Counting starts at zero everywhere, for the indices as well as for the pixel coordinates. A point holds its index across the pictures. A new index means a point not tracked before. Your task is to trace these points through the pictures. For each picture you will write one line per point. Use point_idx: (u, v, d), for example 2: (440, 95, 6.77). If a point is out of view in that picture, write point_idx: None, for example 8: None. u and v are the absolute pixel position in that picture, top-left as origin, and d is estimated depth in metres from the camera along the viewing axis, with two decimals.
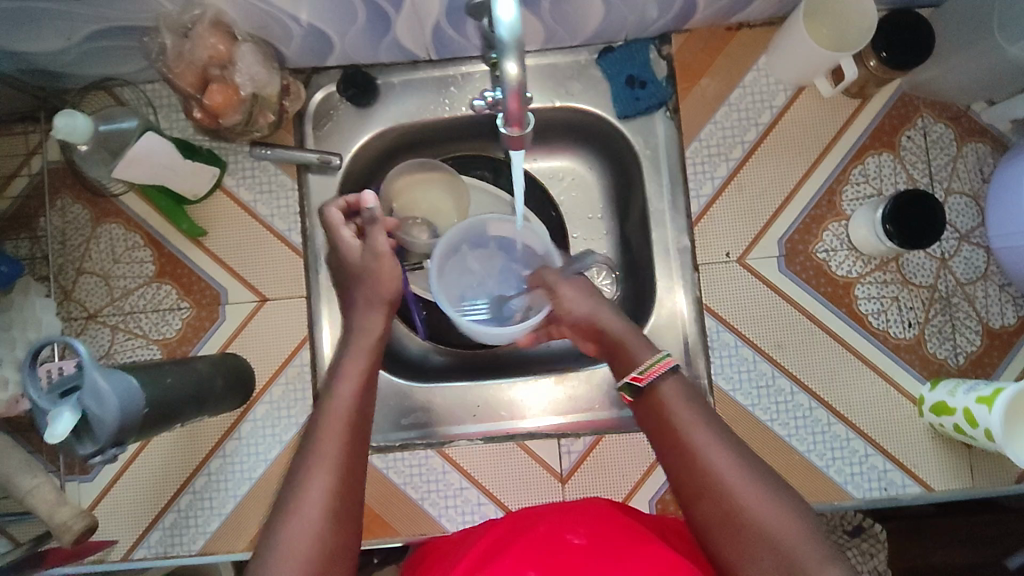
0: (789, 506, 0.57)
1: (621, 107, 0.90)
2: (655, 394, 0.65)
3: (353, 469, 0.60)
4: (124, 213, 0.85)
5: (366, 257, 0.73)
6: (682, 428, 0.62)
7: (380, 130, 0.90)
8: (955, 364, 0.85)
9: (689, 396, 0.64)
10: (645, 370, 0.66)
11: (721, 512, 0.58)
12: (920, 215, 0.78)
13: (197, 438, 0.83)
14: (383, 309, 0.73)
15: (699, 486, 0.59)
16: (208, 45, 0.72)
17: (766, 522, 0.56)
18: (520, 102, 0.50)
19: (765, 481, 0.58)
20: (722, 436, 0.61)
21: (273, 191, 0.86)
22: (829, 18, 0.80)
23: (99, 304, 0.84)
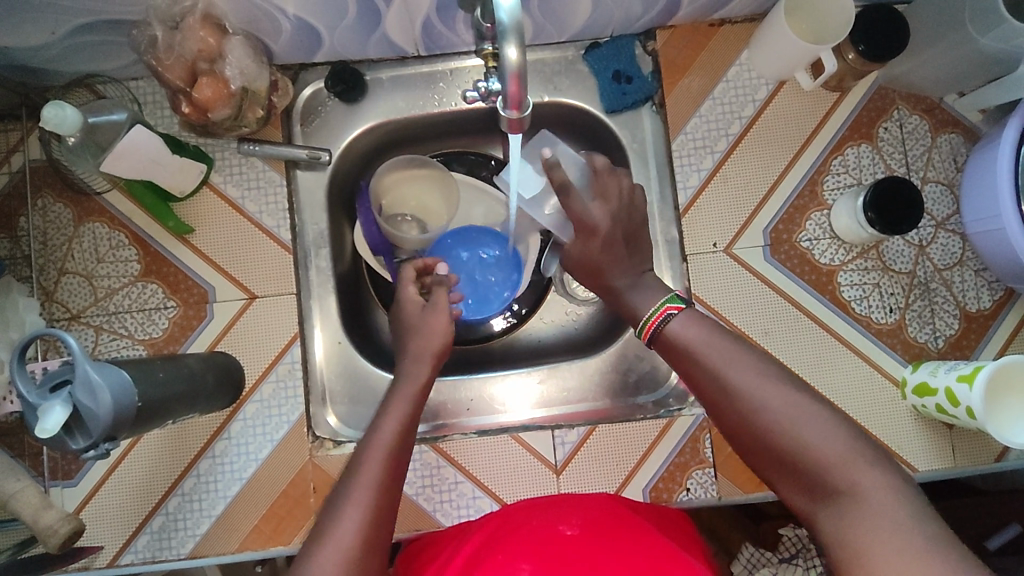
0: (815, 415, 0.56)
1: (608, 102, 0.91)
2: (670, 341, 0.66)
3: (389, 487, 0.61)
4: (107, 212, 0.84)
5: (427, 314, 0.81)
6: (700, 360, 0.62)
7: (369, 126, 0.90)
8: (936, 348, 0.87)
9: (701, 329, 0.64)
10: (645, 326, 0.68)
11: (752, 436, 0.58)
12: (900, 201, 0.80)
13: (186, 439, 0.81)
14: (430, 361, 0.76)
15: (728, 418, 0.60)
16: (198, 38, 0.71)
17: (794, 436, 0.55)
18: (520, 86, 0.50)
19: (791, 395, 0.57)
20: (743, 354, 0.61)
21: (261, 187, 0.85)
22: (804, 16, 0.83)
23: (82, 305, 0.83)
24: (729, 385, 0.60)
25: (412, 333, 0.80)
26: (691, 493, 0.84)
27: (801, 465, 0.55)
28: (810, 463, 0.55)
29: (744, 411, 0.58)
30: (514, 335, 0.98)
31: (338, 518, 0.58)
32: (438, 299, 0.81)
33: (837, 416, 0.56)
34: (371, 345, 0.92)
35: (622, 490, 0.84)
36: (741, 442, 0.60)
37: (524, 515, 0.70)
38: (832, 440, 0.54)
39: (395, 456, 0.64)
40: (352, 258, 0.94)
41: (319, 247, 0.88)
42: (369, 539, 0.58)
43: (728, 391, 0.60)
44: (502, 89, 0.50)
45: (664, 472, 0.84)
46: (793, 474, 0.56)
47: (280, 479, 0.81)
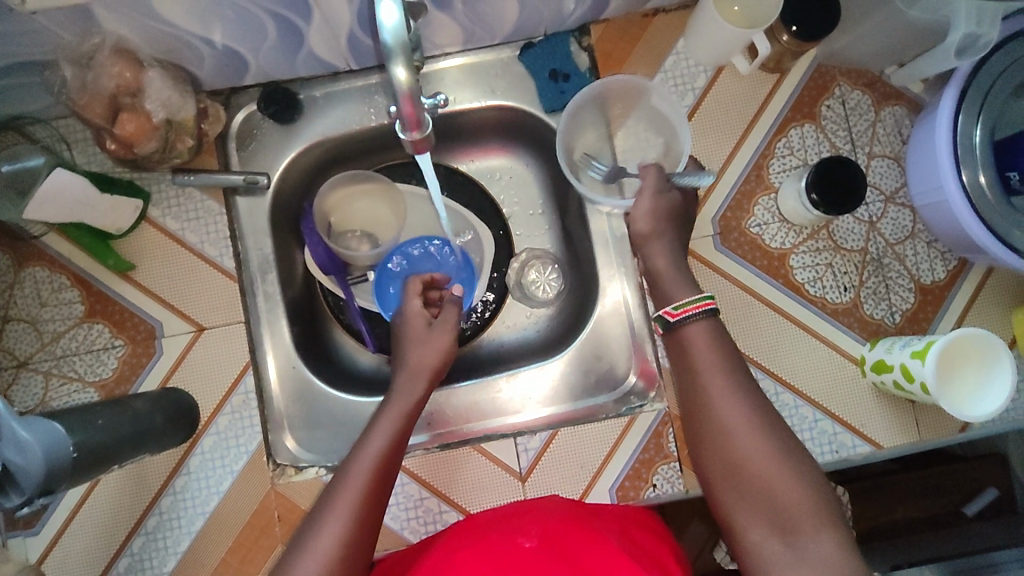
0: (792, 466, 0.59)
1: (547, 102, 0.90)
2: (687, 335, 0.67)
3: (375, 500, 0.61)
4: (46, 255, 0.83)
5: (431, 331, 0.81)
6: (699, 373, 0.65)
7: (307, 146, 0.89)
8: (892, 323, 0.87)
9: (714, 341, 0.66)
10: (678, 307, 0.68)
11: (728, 459, 0.60)
12: (843, 183, 0.79)
13: (145, 479, 0.80)
14: (427, 377, 0.77)
15: (711, 434, 0.62)
16: (113, 74, 0.70)
17: (766, 475, 0.58)
18: (415, 105, 0.50)
19: (777, 442, 0.60)
20: (736, 384, 0.63)
21: (201, 217, 0.84)
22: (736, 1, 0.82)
23: (28, 352, 0.81)
24: (718, 408, 0.62)
25: (411, 349, 0.80)
26: (658, 489, 0.84)
27: (765, 503, 0.58)
28: (773, 504, 0.58)
29: (727, 434, 0.61)
30: (473, 344, 0.97)
31: (319, 529, 0.58)
32: (441, 321, 0.82)
33: (811, 469, 0.59)
34: (328, 366, 0.91)
35: (588, 492, 0.84)
36: (711, 461, 0.62)
37: (487, 529, 0.70)
38: (802, 490, 0.57)
39: (384, 469, 0.64)
40: (303, 280, 0.93)
41: (266, 272, 0.87)
42: (350, 552, 0.58)
43: (716, 415, 0.62)
44: (398, 109, 0.50)
45: (629, 470, 0.84)
46: (753, 509, 0.59)
47: (243, 511, 0.80)
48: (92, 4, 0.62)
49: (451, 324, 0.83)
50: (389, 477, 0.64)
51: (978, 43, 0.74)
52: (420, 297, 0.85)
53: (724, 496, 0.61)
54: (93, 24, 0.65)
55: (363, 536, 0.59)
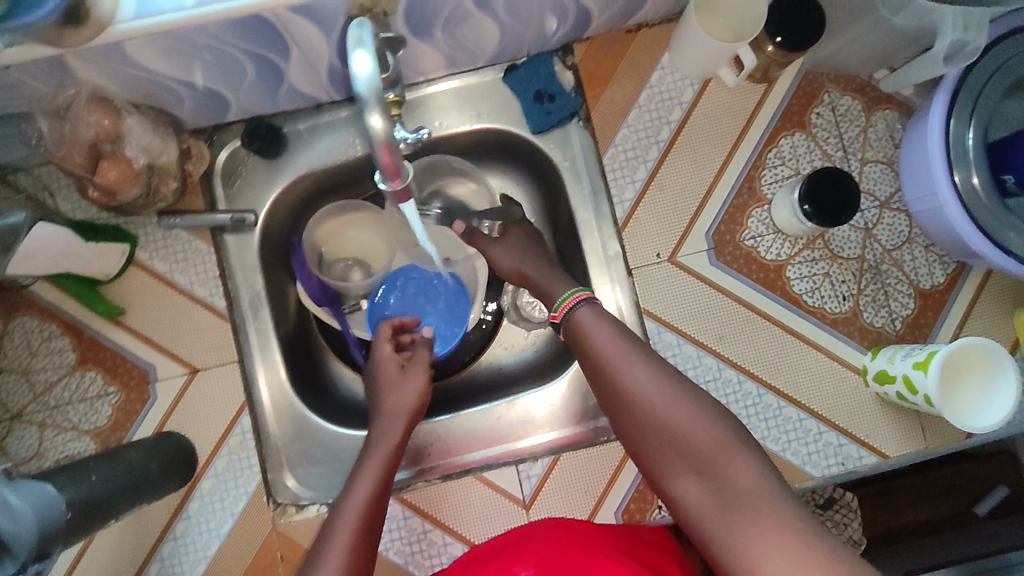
0: (704, 412, 0.61)
1: (534, 123, 0.89)
2: (578, 323, 0.72)
3: (366, 546, 0.63)
4: (36, 304, 0.82)
5: (406, 373, 0.83)
6: (603, 360, 0.67)
7: (294, 179, 0.88)
8: (893, 330, 0.86)
9: (611, 325, 0.70)
10: (561, 306, 0.74)
11: (646, 427, 0.63)
12: (836, 193, 0.78)
13: (144, 526, 0.79)
14: (406, 420, 0.79)
15: (626, 412, 0.65)
16: (90, 123, 0.69)
17: (680, 425, 0.61)
18: (393, 152, 0.48)
19: (687, 395, 0.63)
20: (636, 352, 0.67)
21: (189, 258, 0.83)
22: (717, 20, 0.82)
23: (22, 403, 0.81)
24: (629, 381, 0.65)
25: (387, 394, 0.82)
26: (664, 510, 0.83)
27: (686, 456, 0.60)
28: (693, 453, 0.60)
29: (640, 402, 0.64)
30: (471, 369, 0.97)
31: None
32: (416, 360, 0.85)
33: (719, 412, 0.62)
34: (326, 400, 0.90)
35: (593, 517, 0.83)
36: (633, 438, 0.65)
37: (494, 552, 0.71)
38: (713, 430, 0.60)
39: (371, 512, 0.67)
40: (297, 313, 0.93)
41: (257, 309, 0.86)
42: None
43: (626, 390, 0.65)
44: (376, 159, 0.49)
45: (634, 492, 0.83)
46: (679, 465, 0.61)
47: (246, 554, 0.79)
48: (65, 55, 0.61)
49: (424, 365, 0.85)
50: (378, 518, 0.67)
51: (966, 50, 0.73)
52: (389, 341, 0.87)
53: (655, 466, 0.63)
54: (68, 75, 0.65)
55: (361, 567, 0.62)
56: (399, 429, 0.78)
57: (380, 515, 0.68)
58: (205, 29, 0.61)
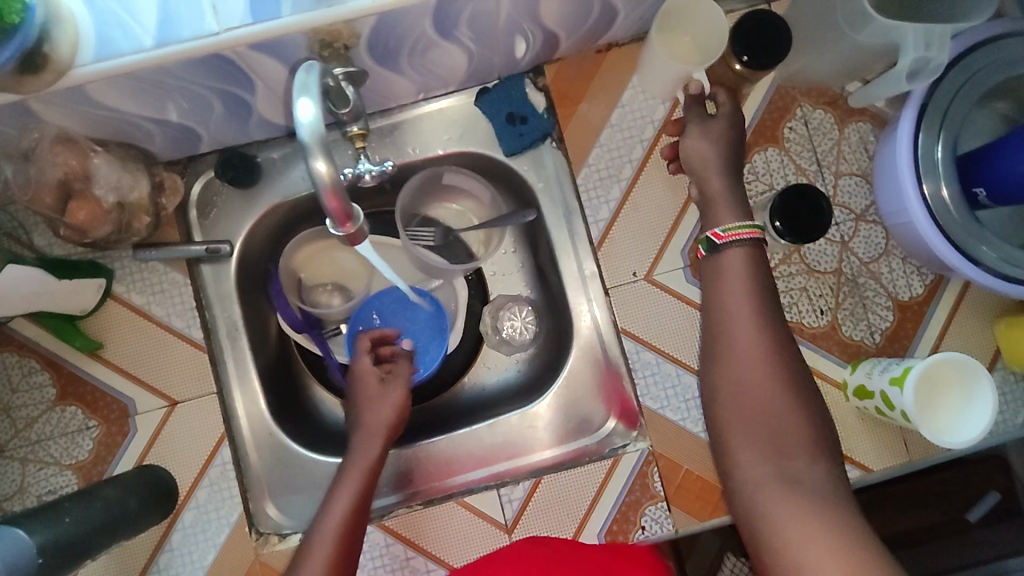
0: (801, 404, 0.61)
1: (507, 144, 0.89)
2: (727, 260, 0.66)
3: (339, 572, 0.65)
4: (15, 340, 0.82)
5: (386, 388, 0.84)
6: (726, 301, 0.65)
7: (269, 208, 0.89)
8: (873, 343, 0.86)
9: (754, 270, 0.65)
10: (728, 230, 0.67)
11: (737, 386, 0.62)
12: (806, 210, 0.78)
13: (127, 560, 0.79)
14: (383, 435, 0.80)
15: (728, 365, 0.63)
16: (57, 163, 0.69)
17: (773, 406, 0.61)
18: (340, 198, 0.49)
19: (789, 376, 0.62)
20: (761, 315, 0.64)
21: (166, 290, 0.84)
22: (687, 45, 0.82)
23: (3, 439, 0.81)
24: (739, 339, 0.63)
25: (366, 408, 0.82)
26: (647, 530, 0.83)
27: (768, 434, 0.60)
28: (775, 438, 0.59)
29: (741, 360, 0.62)
30: (453, 391, 0.97)
31: None
32: (395, 378, 0.86)
33: (814, 410, 0.62)
34: (307, 428, 0.90)
35: (576, 538, 0.83)
36: (722, 389, 0.63)
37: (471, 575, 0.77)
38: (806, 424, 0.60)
39: (353, 527, 0.69)
40: (278, 340, 0.93)
41: (235, 339, 0.86)
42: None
43: (736, 347, 0.63)
44: (325, 205, 0.49)
45: (617, 513, 0.83)
46: (754, 438, 0.60)
47: None
48: (27, 101, 0.61)
49: (403, 382, 0.86)
50: (357, 537, 0.69)
51: (931, 66, 0.73)
52: (370, 355, 0.87)
53: (730, 425, 0.62)
54: (32, 118, 0.65)
55: None
56: (380, 445, 0.79)
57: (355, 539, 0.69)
58: (166, 71, 0.62)
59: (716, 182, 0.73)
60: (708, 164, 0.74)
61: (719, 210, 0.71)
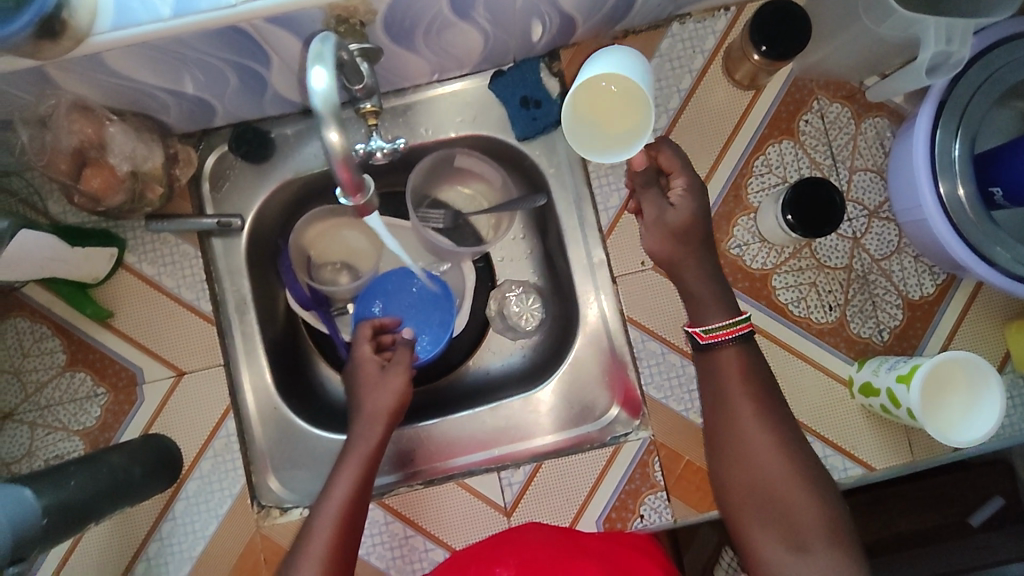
0: (811, 489, 0.66)
1: (520, 129, 0.89)
2: (721, 358, 0.71)
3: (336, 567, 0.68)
4: (28, 305, 0.83)
5: (386, 374, 0.84)
6: (729, 401, 0.70)
7: (282, 184, 0.89)
8: (881, 341, 0.85)
9: (746, 369, 0.71)
10: (710, 330, 0.71)
11: (749, 478, 0.67)
12: (822, 203, 0.77)
13: (131, 525, 0.80)
14: (384, 422, 0.80)
15: (735, 458, 0.69)
16: (74, 131, 0.70)
17: (785, 496, 0.65)
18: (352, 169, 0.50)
19: (793, 463, 0.67)
20: (764, 410, 0.69)
21: (177, 261, 0.84)
22: (609, 96, 0.72)
23: (14, 402, 0.82)
24: (744, 435, 0.68)
25: (366, 394, 0.82)
26: (645, 519, 0.83)
27: (781, 523, 0.65)
28: (789, 527, 0.65)
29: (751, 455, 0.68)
30: (457, 373, 0.98)
31: None
32: (395, 364, 0.85)
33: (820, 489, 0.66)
34: (310, 403, 0.91)
35: (575, 524, 0.83)
36: (733, 483, 0.69)
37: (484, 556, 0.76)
38: (818, 509, 0.65)
39: (348, 516, 0.70)
40: (285, 316, 0.94)
41: (243, 313, 0.87)
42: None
43: (743, 442, 0.68)
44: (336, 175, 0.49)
45: (616, 500, 0.83)
46: (770, 528, 0.66)
47: (230, 555, 0.81)
48: (45, 66, 0.62)
49: (405, 366, 0.85)
50: (354, 525, 0.71)
51: (951, 61, 0.72)
52: (370, 342, 0.87)
53: (747, 517, 0.67)
54: (51, 85, 0.66)
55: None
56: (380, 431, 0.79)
57: (352, 530, 0.71)
58: (184, 41, 0.62)
59: (691, 279, 0.75)
60: (686, 260, 0.76)
61: (703, 306, 0.75)
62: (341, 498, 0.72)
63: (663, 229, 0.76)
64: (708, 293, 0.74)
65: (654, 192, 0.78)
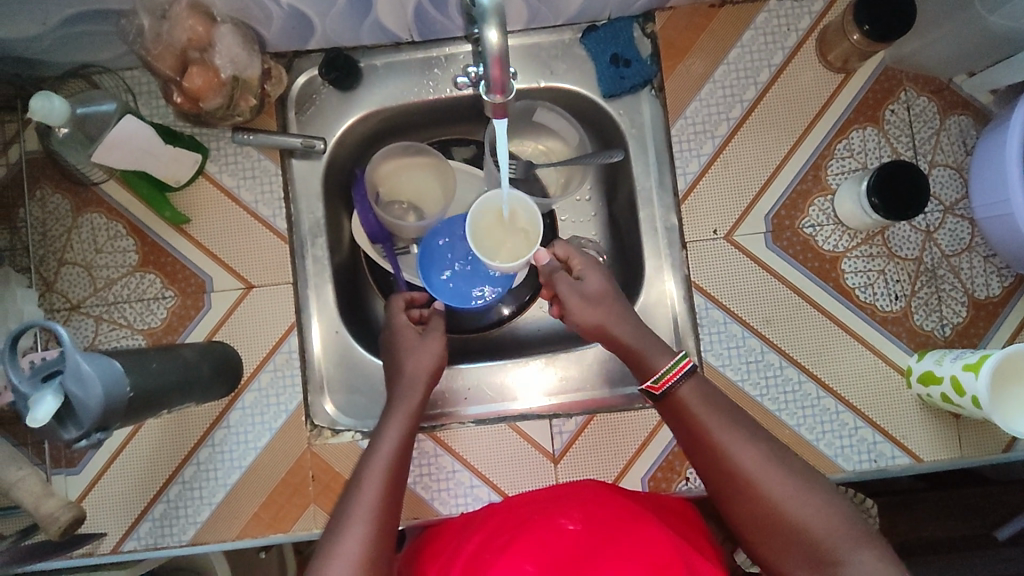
0: (815, 498, 0.61)
1: (606, 86, 0.90)
2: (679, 402, 0.67)
3: (388, 516, 0.64)
4: (105, 202, 0.84)
5: (425, 337, 0.82)
6: (702, 431, 0.65)
7: (364, 114, 0.90)
8: (942, 336, 0.85)
9: (709, 398, 0.67)
10: (661, 378, 0.68)
11: (749, 507, 0.62)
12: (906, 187, 0.78)
13: (186, 428, 0.82)
14: (425, 382, 0.78)
15: (730, 485, 0.63)
16: (186, 27, 0.71)
17: (796, 515, 0.60)
18: (501, 68, 0.51)
19: (795, 476, 0.62)
20: (743, 432, 0.65)
21: (257, 176, 0.85)
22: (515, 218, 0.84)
23: (81, 295, 0.83)
24: (736, 461, 0.63)
25: (406, 356, 0.80)
26: (690, 483, 0.83)
27: (804, 542, 0.59)
28: (811, 547, 0.59)
29: (750, 480, 0.62)
30: (510, 324, 0.99)
31: (338, 542, 0.61)
32: (434, 328, 0.84)
33: (835, 496, 0.61)
34: (369, 334, 0.93)
35: (619, 480, 0.84)
36: (736, 512, 0.63)
37: (510, 522, 0.72)
38: (836, 519, 0.59)
39: (398, 470, 0.68)
40: (350, 248, 0.95)
41: (316, 236, 0.89)
42: (378, 548, 0.61)
43: (734, 465, 0.63)
44: (486, 72, 0.51)
45: (663, 461, 0.84)
46: (796, 549, 0.60)
47: (278, 469, 0.82)
48: None
49: (441, 331, 0.84)
50: (402, 480, 0.68)
51: None
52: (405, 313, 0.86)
53: (759, 540, 0.62)
54: None
55: (384, 534, 0.63)
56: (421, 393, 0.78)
57: (399, 481, 0.68)
58: None
59: (624, 330, 0.74)
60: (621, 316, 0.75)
61: (654, 351, 0.73)
62: (390, 449, 0.70)
63: (578, 298, 0.76)
64: (651, 344, 0.74)
65: (560, 274, 0.78)
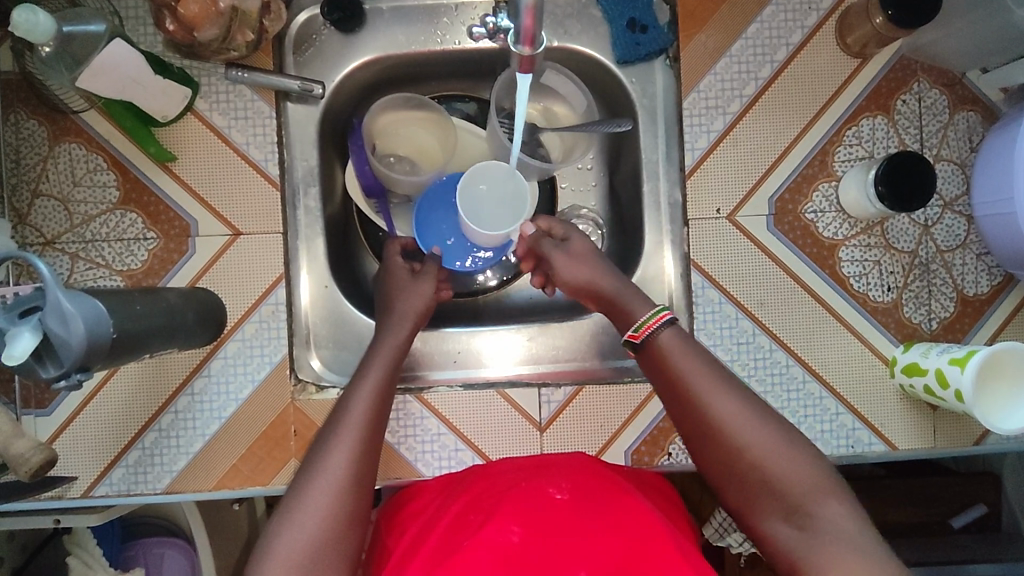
0: (791, 452, 0.60)
1: (621, 51, 0.89)
2: (659, 351, 0.66)
3: (373, 445, 0.64)
4: (85, 133, 0.79)
5: (419, 279, 0.81)
6: (686, 380, 0.63)
7: (366, 61, 0.86)
8: (929, 329, 0.86)
9: (688, 346, 0.66)
10: (639, 328, 0.68)
11: (726, 458, 0.61)
12: (903, 160, 0.79)
13: (164, 374, 0.80)
14: (413, 320, 0.77)
15: (704, 434, 0.62)
16: None
17: (769, 468, 0.59)
18: (534, 19, 0.55)
19: (769, 426, 0.61)
20: (727, 385, 0.63)
21: (249, 117, 0.81)
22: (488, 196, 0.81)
23: (56, 230, 0.79)
24: (714, 412, 0.61)
25: (399, 295, 0.79)
26: (673, 458, 0.84)
27: (777, 497, 0.59)
28: None
29: (729, 435, 0.60)
30: (502, 291, 0.98)
31: (325, 456, 0.61)
32: (428, 271, 0.82)
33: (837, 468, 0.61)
34: (359, 293, 0.91)
35: (604, 452, 0.84)
36: (713, 465, 0.62)
37: (495, 487, 0.72)
38: (806, 471, 0.59)
39: (382, 396, 0.67)
40: (343, 200, 0.92)
41: (309, 185, 0.86)
42: (355, 480, 0.61)
43: (709, 415, 0.62)
44: (518, 21, 0.55)
45: (647, 435, 0.84)
46: (768, 504, 0.59)
47: (259, 421, 0.80)
48: None
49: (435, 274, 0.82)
50: (388, 407, 0.68)
51: None
52: (400, 257, 0.85)
53: (737, 497, 0.61)
54: None
55: (368, 452, 0.63)
56: (406, 331, 0.76)
57: (385, 410, 0.67)
58: None
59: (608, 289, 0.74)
60: (597, 281, 0.75)
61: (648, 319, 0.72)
62: (377, 377, 0.69)
63: (563, 256, 0.77)
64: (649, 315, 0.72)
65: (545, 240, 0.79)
